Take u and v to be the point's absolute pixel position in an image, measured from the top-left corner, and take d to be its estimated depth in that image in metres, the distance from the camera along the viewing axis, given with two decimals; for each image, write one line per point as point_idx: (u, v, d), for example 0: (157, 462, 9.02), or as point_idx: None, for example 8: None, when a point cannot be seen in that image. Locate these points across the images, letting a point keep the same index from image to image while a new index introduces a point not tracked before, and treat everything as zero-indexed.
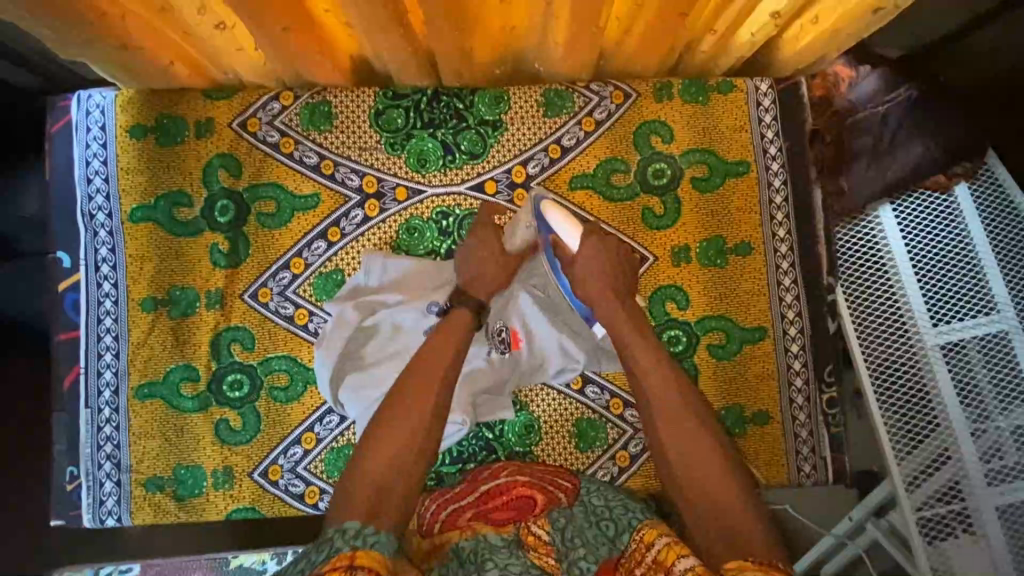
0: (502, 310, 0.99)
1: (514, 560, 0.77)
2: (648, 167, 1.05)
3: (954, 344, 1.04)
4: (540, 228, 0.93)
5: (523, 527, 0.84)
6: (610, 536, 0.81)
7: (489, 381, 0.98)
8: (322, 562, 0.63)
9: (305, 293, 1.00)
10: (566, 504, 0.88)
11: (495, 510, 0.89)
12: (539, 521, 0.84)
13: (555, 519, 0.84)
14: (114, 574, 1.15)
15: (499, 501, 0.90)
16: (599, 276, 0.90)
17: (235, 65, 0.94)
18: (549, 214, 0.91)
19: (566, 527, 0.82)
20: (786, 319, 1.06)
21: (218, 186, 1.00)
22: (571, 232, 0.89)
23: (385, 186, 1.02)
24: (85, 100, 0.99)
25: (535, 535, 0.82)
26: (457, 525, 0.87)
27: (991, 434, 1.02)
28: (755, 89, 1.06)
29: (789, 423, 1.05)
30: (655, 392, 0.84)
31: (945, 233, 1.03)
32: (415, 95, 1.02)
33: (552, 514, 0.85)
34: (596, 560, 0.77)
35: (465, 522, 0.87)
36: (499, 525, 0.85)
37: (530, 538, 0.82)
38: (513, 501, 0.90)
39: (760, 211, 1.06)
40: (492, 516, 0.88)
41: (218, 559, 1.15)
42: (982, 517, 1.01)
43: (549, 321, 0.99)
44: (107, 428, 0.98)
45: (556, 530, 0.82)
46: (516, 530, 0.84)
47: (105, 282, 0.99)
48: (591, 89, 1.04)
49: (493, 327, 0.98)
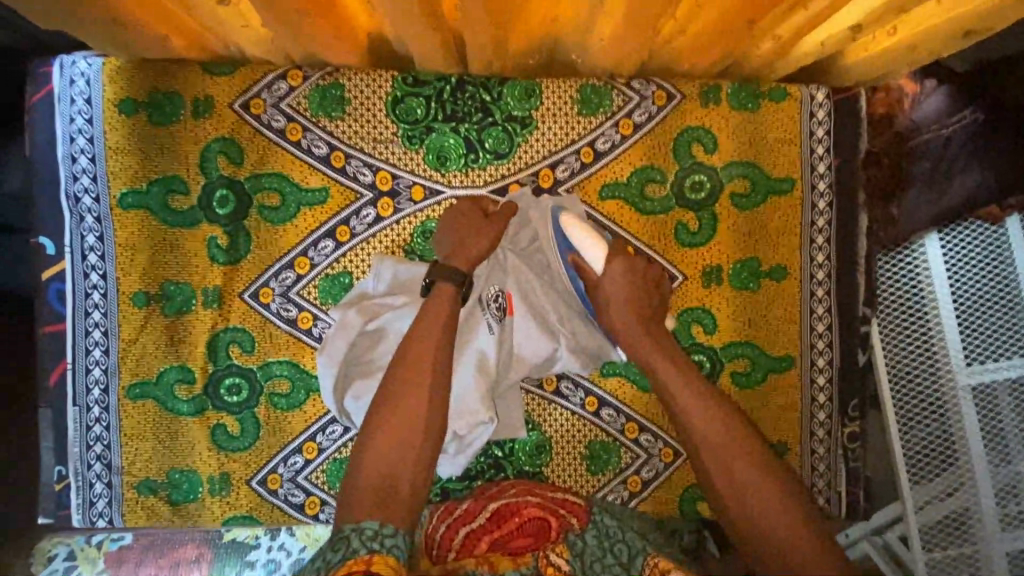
0: (493, 275, 0.91)
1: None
2: (686, 179, 0.97)
3: (984, 386, 1.01)
4: (557, 245, 0.87)
5: (541, 557, 0.77)
6: (623, 561, 0.78)
7: (490, 370, 0.89)
8: (338, 565, 0.59)
9: (310, 295, 0.93)
10: (580, 530, 0.82)
11: (511, 537, 0.81)
12: (557, 549, 0.78)
13: (574, 543, 0.80)
14: (106, 540, 1.07)
15: (512, 525, 0.82)
16: (630, 300, 0.84)
17: (240, 40, 0.84)
18: (572, 230, 0.86)
19: (584, 554, 0.78)
20: (816, 349, 1.01)
21: (218, 174, 0.91)
22: (595, 252, 0.84)
23: (401, 183, 0.93)
24: (68, 66, 0.88)
25: (555, 565, 0.76)
26: (473, 554, 0.79)
27: (1010, 478, 1.00)
28: (811, 98, 0.96)
29: (807, 456, 1.02)
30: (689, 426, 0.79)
31: (993, 268, 0.98)
32: (438, 82, 0.92)
33: (570, 538, 0.80)
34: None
35: (481, 551, 0.79)
36: (515, 556, 0.77)
37: (549, 570, 0.75)
38: (526, 525, 0.82)
39: (801, 232, 0.99)
40: (506, 544, 0.80)
41: (212, 532, 1.07)
42: (989, 559, 1.01)
43: (549, 289, 0.91)
44: (97, 427, 0.92)
45: (575, 556, 0.78)
46: (535, 561, 0.76)
47: (93, 272, 0.91)
48: (632, 87, 0.95)
49: (488, 292, 0.90)
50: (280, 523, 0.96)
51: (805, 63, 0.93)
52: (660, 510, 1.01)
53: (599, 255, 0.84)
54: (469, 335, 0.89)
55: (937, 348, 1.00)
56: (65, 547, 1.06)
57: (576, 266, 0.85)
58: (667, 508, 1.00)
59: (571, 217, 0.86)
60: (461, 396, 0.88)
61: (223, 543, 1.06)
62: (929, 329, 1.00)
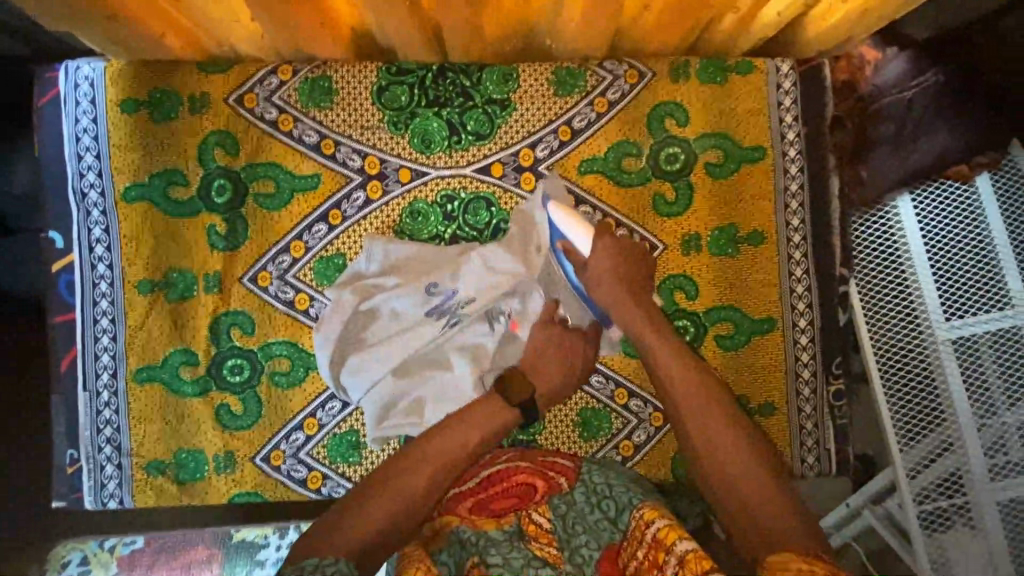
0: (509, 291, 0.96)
1: (516, 553, 0.76)
2: (662, 152, 1.01)
3: (965, 341, 1.03)
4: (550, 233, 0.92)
5: (523, 515, 0.82)
6: (611, 515, 0.82)
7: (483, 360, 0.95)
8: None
9: (306, 277, 0.97)
10: (569, 489, 0.86)
11: (495, 498, 0.84)
12: (540, 508, 0.83)
13: (557, 505, 0.83)
14: (120, 545, 1.10)
15: (499, 488, 0.85)
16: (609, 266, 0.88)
17: (233, 38, 0.91)
18: (561, 218, 0.90)
19: (568, 515, 0.82)
20: (797, 310, 1.04)
21: (215, 165, 0.96)
22: (583, 237, 0.88)
23: (388, 167, 0.98)
24: (73, 71, 0.94)
25: (536, 524, 0.81)
26: (456, 510, 0.82)
27: (997, 430, 1.02)
28: (776, 70, 1.01)
29: (794, 416, 1.04)
30: (674, 383, 0.83)
31: (964, 225, 1.01)
32: (420, 71, 0.97)
33: (554, 501, 0.84)
34: (599, 546, 0.78)
35: (464, 509, 0.83)
36: (498, 517, 0.81)
37: (531, 528, 0.80)
38: (513, 488, 0.85)
39: (774, 198, 1.03)
40: (487, 506, 0.83)
41: (222, 532, 1.12)
42: (983, 513, 1.02)
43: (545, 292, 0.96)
44: (106, 412, 0.96)
45: (558, 517, 0.81)
46: (517, 520, 0.81)
47: (100, 263, 0.96)
48: (604, 67, 1.00)
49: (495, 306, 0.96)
50: (284, 499, 0.99)
51: (768, 36, 0.98)
52: (653, 474, 1.03)
53: (586, 239, 0.88)
54: (469, 327, 0.95)
55: (917, 305, 1.03)
56: (78, 554, 1.08)
57: (566, 252, 0.90)
58: (661, 472, 1.03)
59: (559, 206, 0.91)
60: (454, 377, 0.94)
61: (233, 544, 1.10)
62: (908, 287, 1.03)
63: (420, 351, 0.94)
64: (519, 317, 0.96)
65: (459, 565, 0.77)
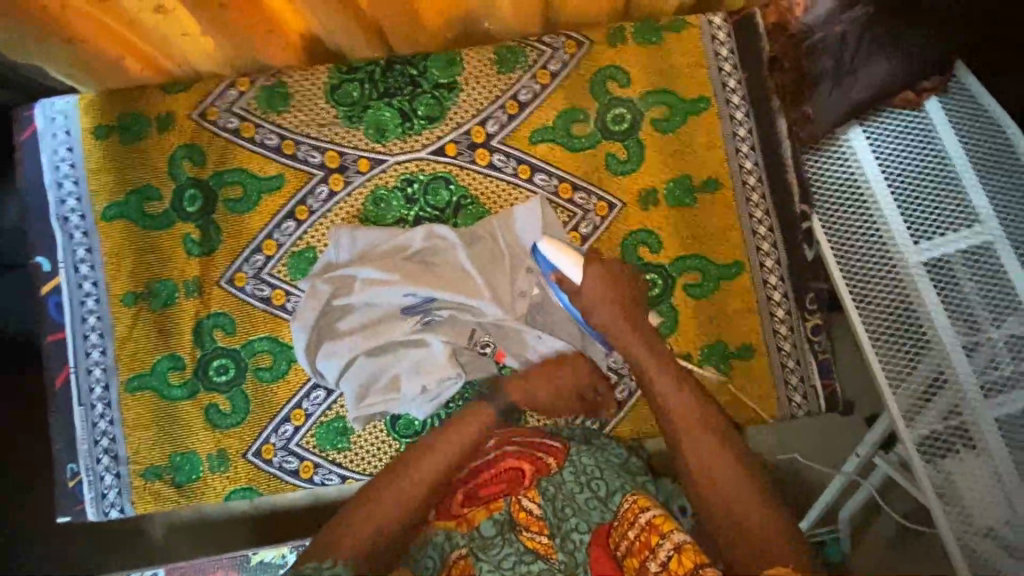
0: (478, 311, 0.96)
1: (506, 551, 0.77)
2: (608, 113, 1.04)
3: (937, 261, 1.01)
4: (542, 266, 0.95)
5: (513, 502, 0.80)
6: (601, 493, 0.79)
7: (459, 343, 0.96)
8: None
9: (280, 273, 1.01)
10: (558, 471, 0.83)
11: (483, 485, 0.83)
12: (528, 494, 0.80)
13: (545, 489, 0.80)
14: None
15: (488, 476, 0.84)
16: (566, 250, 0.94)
17: (189, 54, 0.97)
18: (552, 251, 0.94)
19: (557, 496, 0.79)
20: (762, 252, 1.05)
21: (185, 176, 1.01)
22: (573, 266, 0.92)
23: (347, 159, 1.02)
24: (48, 107, 1.01)
25: (526, 511, 0.79)
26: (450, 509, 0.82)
27: (985, 347, 0.98)
28: (708, 23, 1.06)
29: (775, 355, 1.04)
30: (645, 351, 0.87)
31: (916, 152, 1.03)
32: (369, 66, 1.02)
33: (543, 485, 0.81)
34: (589, 529, 0.76)
35: (456, 506, 0.82)
36: (487, 505, 0.81)
37: (522, 514, 0.79)
38: (502, 473, 0.84)
39: (725, 145, 1.05)
40: (476, 495, 0.82)
41: (240, 556, 1.08)
42: (984, 435, 0.97)
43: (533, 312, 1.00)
44: (102, 423, 1.00)
45: (547, 501, 0.79)
46: (507, 506, 0.80)
47: (86, 282, 1.01)
48: (543, 41, 1.04)
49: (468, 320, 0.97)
50: (280, 492, 1.01)
51: None
52: (639, 429, 1.03)
53: (576, 268, 0.92)
54: (445, 316, 0.96)
55: (882, 230, 1.02)
56: None
57: (558, 282, 0.93)
58: (646, 427, 1.03)
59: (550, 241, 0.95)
60: (433, 355, 0.96)
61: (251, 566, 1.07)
62: (869, 214, 1.03)
63: (397, 340, 0.96)
64: (496, 331, 0.98)
65: (442, 558, 0.77)
